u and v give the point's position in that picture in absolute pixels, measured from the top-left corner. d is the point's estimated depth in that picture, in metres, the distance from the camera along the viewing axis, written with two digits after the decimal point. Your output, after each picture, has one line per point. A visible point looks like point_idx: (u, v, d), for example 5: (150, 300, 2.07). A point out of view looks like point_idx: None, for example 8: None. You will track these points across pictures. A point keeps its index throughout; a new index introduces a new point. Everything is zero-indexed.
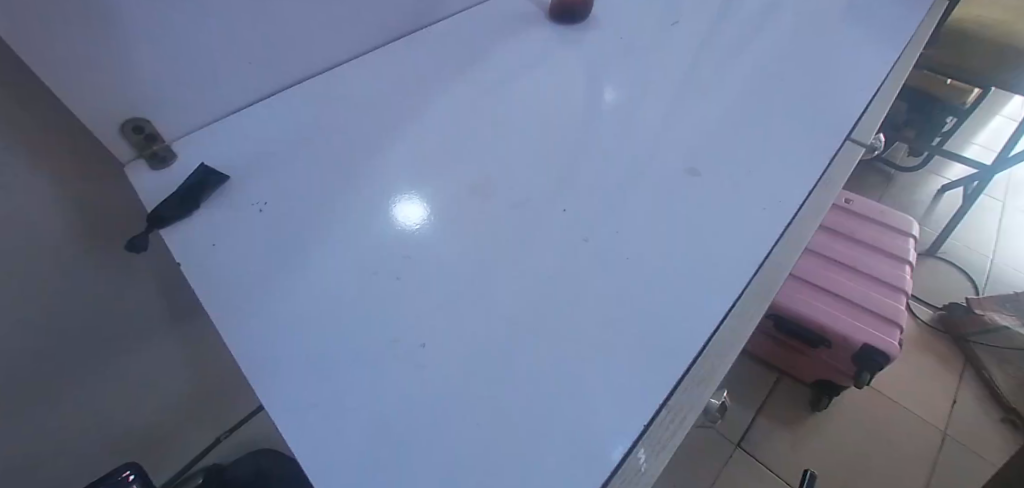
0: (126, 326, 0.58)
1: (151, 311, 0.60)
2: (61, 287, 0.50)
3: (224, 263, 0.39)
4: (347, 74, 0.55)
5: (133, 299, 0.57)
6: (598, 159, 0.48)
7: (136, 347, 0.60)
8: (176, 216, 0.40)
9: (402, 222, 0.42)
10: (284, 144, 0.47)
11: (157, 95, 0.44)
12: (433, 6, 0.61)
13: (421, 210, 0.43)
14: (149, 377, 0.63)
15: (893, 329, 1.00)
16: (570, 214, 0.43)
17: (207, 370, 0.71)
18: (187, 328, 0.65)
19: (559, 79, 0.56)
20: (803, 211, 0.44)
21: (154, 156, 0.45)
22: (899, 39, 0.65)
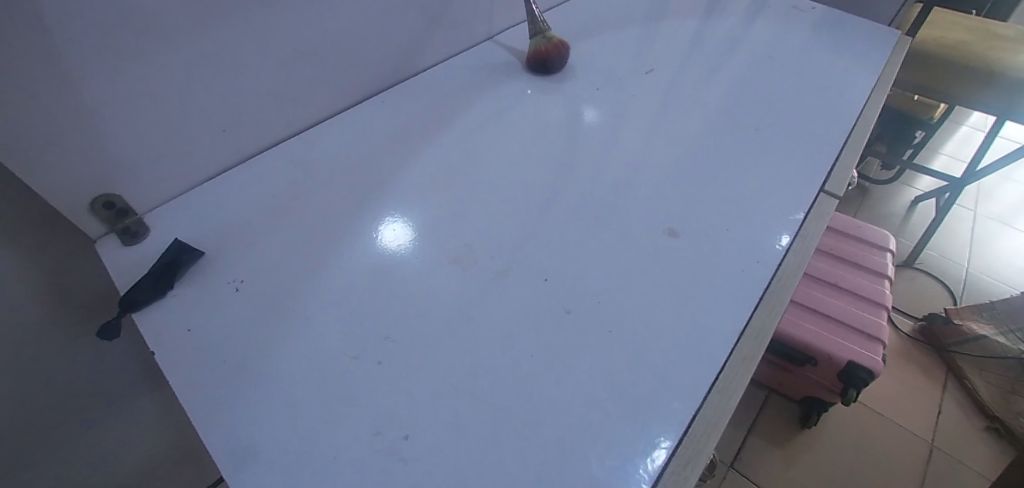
0: (91, 393, 0.52)
1: (119, 376, 0.54)
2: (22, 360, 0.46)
3: (198, 347, 0.38)
4: (324, 135, 0.55)
5: (97, 367, 0.51)
6: (578, 220, 0.48)
7: (105, 412, 0.55)
8: (149, 298, 0.39)
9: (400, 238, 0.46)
10: (261, 216, 0.47)
11: (127, 167, 0.43)
12: (410, 65, 0.62)
13: (387, 231, 0.46)
14: (119, 442, 0.58)
15: (877, 345, 1.00)
16: (553, 283, 0.43)
17: (184, 433, 0.65)
18: (159, 392, 0.59)
19: (537, 136, 0.57)
20: (784, 269, 0.45)
21: (126, 231, 0.44)
22: (863, 89, 0.68)
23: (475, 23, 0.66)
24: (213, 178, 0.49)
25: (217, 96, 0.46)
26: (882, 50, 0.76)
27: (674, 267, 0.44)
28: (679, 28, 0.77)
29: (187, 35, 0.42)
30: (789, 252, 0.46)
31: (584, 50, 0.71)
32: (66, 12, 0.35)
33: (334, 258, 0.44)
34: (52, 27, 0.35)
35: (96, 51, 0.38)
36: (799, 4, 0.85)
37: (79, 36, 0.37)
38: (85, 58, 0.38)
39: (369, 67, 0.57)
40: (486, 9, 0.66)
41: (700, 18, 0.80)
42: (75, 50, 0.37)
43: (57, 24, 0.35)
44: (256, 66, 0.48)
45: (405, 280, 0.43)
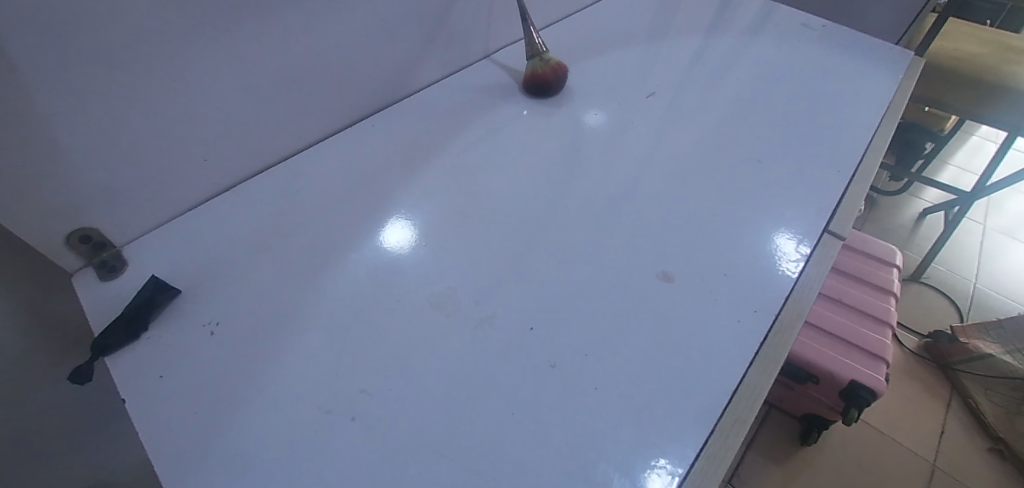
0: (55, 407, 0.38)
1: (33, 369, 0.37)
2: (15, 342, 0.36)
3: (167, 398, 0.37)
4: (312, 162, 0.53)
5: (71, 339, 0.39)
6: (569, 258, 0.46)
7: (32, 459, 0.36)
8: (124, 342, 0.38)
9: (392, 238, 0.47)
10: (243, 251, 0.45)
11: (101, 203, 0.42)
12: (401, 87, 0.60)
13: (393, 240, 0.47)
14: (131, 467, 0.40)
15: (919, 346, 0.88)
16: (539, 333, 0.41)
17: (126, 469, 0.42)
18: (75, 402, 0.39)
19: (532, 167, 0.55)
20: (781, 320, 0.43)
21: (103, 265, 0.43)
22: (872, 117, 0.65)
23: (469, 43, 0.64)
24: (193, 208, 0.48)
25: (197, 126, 0.45)
26: (893, 73, 0.73)
27: (668, 316, 0.43)
28: (682, 47, 0.75)
29: (165, 66, 0.40)
30: (788, 300, 0.44)
31: (583, 70, 0.69)
32: (30, 48, 0.34)
33: (313, 299, 0.42)
34: (19, 65, 0.33)
35: (66, 87, 0.36)
36: (809, 21, 0.82)
37: (47, 72, 0.35)
38: (55, 94, 0.36)
39: (361, 90, 0.56)
40: (482, 28, 0.65)
41: (703, 37, 0.78)
42: (44, 87, 0.35)
43: (22, 61, 0.34)
44: (239, 94, 0.46)
45: (386, 327, 0.41)
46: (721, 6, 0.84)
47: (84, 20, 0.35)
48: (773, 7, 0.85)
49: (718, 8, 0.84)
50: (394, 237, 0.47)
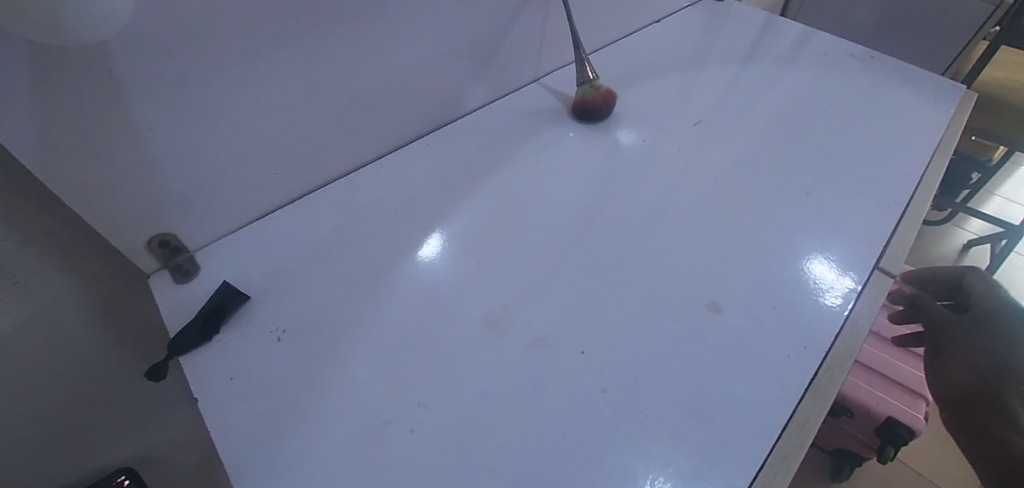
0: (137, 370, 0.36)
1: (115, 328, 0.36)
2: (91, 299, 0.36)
3: (237, 401, 0.39)
4: (369, 177, 0.56)
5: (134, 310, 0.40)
6: (617, 282, 0.47)
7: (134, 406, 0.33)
8: (197, 343, 0.41)
9: (428, 251, 0.49)
10: (305, 262, 0.48)
11: (181, 211, 0.45)
12: (455, 108, 0.62)
13: (428, 255, 0.49)
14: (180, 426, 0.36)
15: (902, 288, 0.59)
16: (588, 357, 0.42)
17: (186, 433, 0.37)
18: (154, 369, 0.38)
19: (577, 190, 0.56)
20: (832, 358, 0.43)
21: (177, 269, 0.46)
22: (924, 152, 0.64)
23: (518, 67, 0.66)
24: (261, 218, 0.51)
25: (269, 142, 0.47)
26: (946, 105, 0.72)
27: (716, 346, 0.43)
28: (725, 76, 0.76)
29: (248, 88, 0.43)
30: (838, 339, 0.44)
31: (629, 94, 0.71)
32: (136, 69, 0.36)
33: (370, 312, 0.44)
34: (124, 84, 0.36)
35: (164, 107, 0.39)
36: (856, 50, 0.82)
37: (146, 90, 0.38)
38: (151, 111, 0.39)
39: (418, 110, 0.58)
40: (531, 54, 0.66)
41: (745, 64, 0.78)
42: (143, 104, 0.38)
43: (127, 80, 0.36)
44: (309, 114, 0.49)
45: (438, 345, 0.42)
46: (763, 33, 0.85)
47: (182, 45, 0.38)
48: (819, 35, 0.84)
49: (760, 35, 0.85)
50: (427, 248, 0.49)
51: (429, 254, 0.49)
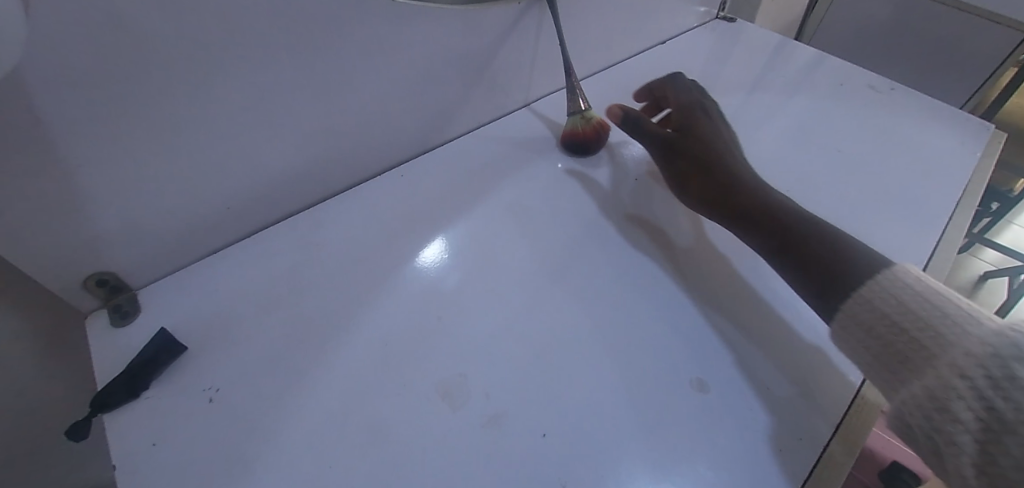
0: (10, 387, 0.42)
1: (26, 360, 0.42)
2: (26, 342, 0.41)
3: (157, 472, 0.35)
4: (335, 211, 0.52)
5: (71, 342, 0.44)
6: (593, 345, 0.43)
7: None
8: (122, 400, 0.37)
9: (428, 258, 0.48)
10: (253, 306, 0.44)
11: (120, 251, 0.41)
12: (434, 133, 0.58)
13: (431, 260, 0.48)
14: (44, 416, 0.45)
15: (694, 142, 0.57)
16: (551, 440, 0.38)
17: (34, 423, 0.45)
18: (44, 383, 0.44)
19: (558, 232, 0.51)
20: (829, 456, 0.38)
21: (117, 310, 0.43)
22: (946, 203, 0.59)
23: (506, 92, 0.62)
24: (212, 253, 0.47)
25: (221, 175, 0.43)
26: (972, 149, 0.66)
27: (696, 429, 0.38)
28: (729, 104, 0.71)
29: (194, 123, 0.39)
30: (838, 433, 0.39)
31: None
32: (57, 106, 0.33)
33: (316, 371, 0.40)
34: (44, 121, 0.33)
35: (93, 144, 0.36)
36: (876, 81, 0.76)
37: (72, 128, 0.34)
38: (80, 149, 0.35)
39: (392, 138, 0.54)
40: (521, 78, 0.62)
41: (752, 92, 0.74)
42: (70, 142, 0.34)
43: (48, 117, 0.33)
44: (266, 146, 0.45)
45: (387, 415, 0.38)
46: (774, 58, 0.80)
47: (113, 80, 0.34)
48: (837, 64, 0.79)
49: (771, 60, 0.80)
50: (430, 252, 0.49)
51: (430, 258, 0.48)
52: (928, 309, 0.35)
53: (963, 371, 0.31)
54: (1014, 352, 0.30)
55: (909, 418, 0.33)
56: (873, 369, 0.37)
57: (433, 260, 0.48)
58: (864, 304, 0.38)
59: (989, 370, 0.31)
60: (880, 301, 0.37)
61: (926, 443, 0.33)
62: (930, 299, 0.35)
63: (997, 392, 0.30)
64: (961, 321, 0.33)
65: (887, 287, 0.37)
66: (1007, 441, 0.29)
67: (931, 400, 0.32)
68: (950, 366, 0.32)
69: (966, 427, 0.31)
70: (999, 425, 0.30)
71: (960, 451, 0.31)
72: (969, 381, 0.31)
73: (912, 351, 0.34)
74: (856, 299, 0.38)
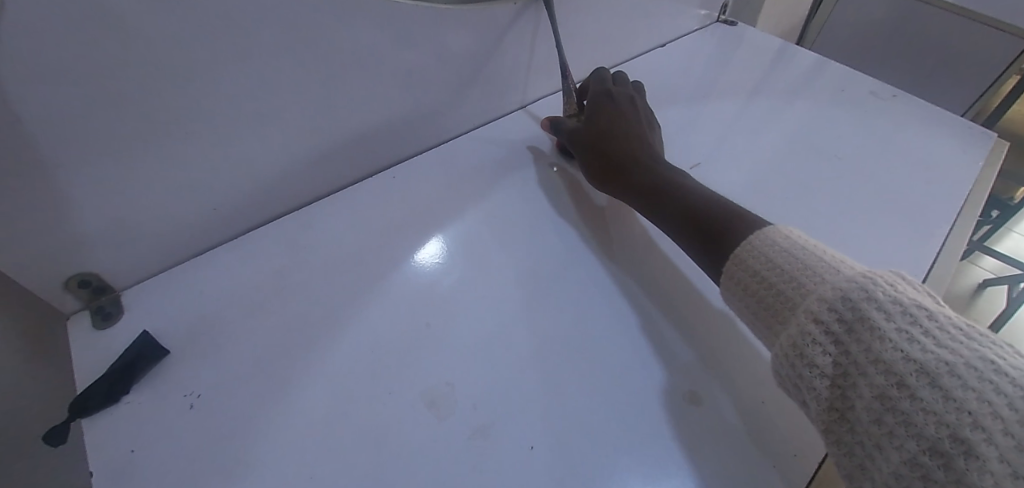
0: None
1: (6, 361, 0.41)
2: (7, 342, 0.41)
3: (135, 479, 0.34)
4: (325, 212, 0.51)
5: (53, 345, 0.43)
6: (584, 354, 0.42)
7: None
8: (101, 405, 0.36)
9: (425, 257, 0.48)
10: (239, 309, 0.43)
11: (103, 252, 0.41)
12: (428, 134, 0.57)
13: (427, 261, 0.47)
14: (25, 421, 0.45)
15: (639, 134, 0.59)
16: (539, 453, 0.37)
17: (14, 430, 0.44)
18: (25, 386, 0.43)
19: (551, 237, 0.51)
20: (822, 474, 0.37)
21: (99, 312, 0.42)
22: (947, 212, 0.58)
23: (501, 94, 0.61)
24: (199, 254, 0.46)
25: (207, 176, 0.43)
26: (974, 157, 0.65)
27: (688, 442, 0.38)
28: (727, 109, 0.70)
29: (177, 123, 0.38)
30: None
31: None
32: (35, 103, 0.32)
33: (300, 377, 0.39)
34: (21, 119, 0.32)
35: (73, 143, 0.35)
36: (877, 88, 0.75)
37: (49, 126, 0.33)
38: (59, 148, 0.34)
39: (385, 138, 0.53)
40: (517, 80, 0.62)
41: (751, 96, 0.73)
42: (48, 140, 0.34)
43: (25, 114, 0.32)
44: (253, 146, 0.44)
45: (371, 423, 0.37)
46: (774, 63, 0.79)
47: (94, 78, 0.33)
48: (838, 70, 0.78)
49: (771, 64, 0.79)
50: (427, 251, 0.48)
51: (427, 258, 0.48)
52: (791, 262, 0.36)
53: (818, 316, 0.32)
54: (864, 296, 0.31)
55: (774, 367, 0.35)
56: (749, 325, 0.38)
57: (429, 261, 0.47)
58: (739, 263, 0.39)
59: (842, 314, 0.32)
60: (752, 258, 0.38)
61: (790, 390, 0.34)
62: (794, 253, 0.36)
63: (849, 335, 0.31)
64: (822, 271, 0.34)
65: (757, 244, 0.38)
66: (858, 381, 0.30)
67: (791, 348, 0.33)
68: (806, 313, 0.33)
69: (822, 370, 0.32)
70: (852, 368, 0.31)
71: (818, 395, 0.32)
72: (822, 325, 0.32)
73: (778, 302, 0.35)
74: (733, 261, 0.39)
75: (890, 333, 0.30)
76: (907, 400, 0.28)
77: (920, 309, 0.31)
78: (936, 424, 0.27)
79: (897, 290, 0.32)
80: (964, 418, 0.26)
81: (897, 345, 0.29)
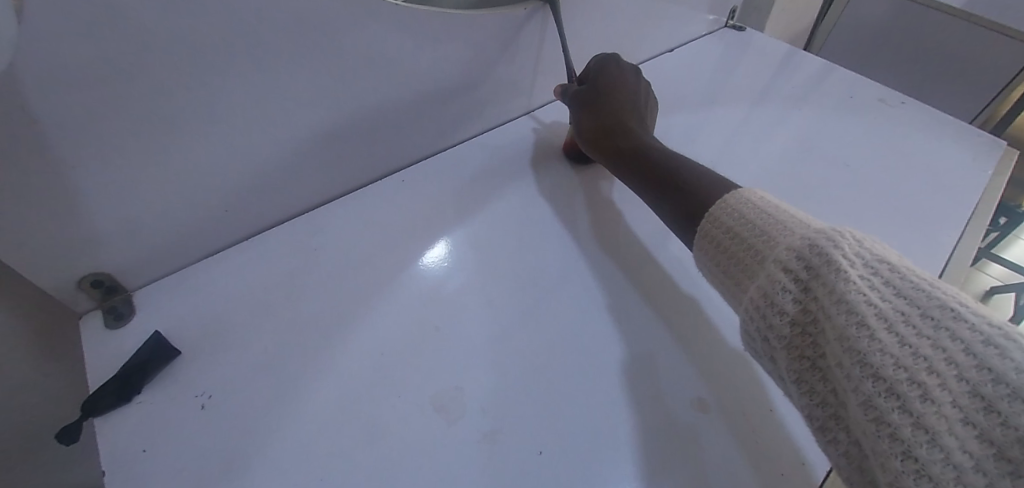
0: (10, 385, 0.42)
1: (25, 358, 0.42)
2: (23, 339, 0.41)
3: (146, 478, 0.35)
4: (334, 215, 0.51)
5: (70, 342, 0.44)
6: (592, 358, 0.42)
7: None
8: (114, 404, 0.37)
9: (432, 259, 0.48)
10: (249, 310, 0.43)
11: (117, 252, 0.41)
12: (436, 137, 0.57)
13: (434, 263, 0.48)
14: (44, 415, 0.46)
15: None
16: (547, 458, 0.37)
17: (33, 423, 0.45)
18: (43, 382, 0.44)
19: (559, 241, 0.51)
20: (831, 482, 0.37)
21: (112, 311, 0.42)
22: (956, 220, 0.58)
23: (510, 98, 0.62)
24: (210, 255, 0.47)
25: (219, 177, 0.43)
26: (983, 165, 0.65)
27: (695, 447, 0.38)
28: (735, 114, 0.70)
29: (192, 125, 0.39)
30: None
31: None
32: (54, 105, 0.32)
33: (310, 379, 0.40)
34: (40, 121, 0.32)
35: (90, 144, 0.35)
36: (886, 94, 0.75)
37: (67, 127, 0.34)
38: (76, 150, 0.35)
39: (394, 141, 0.54)
40: (525, 84, 0.62)
41: (759, 101, 0.73)
42: (66, 141, 0.34)
43: (44, 116, 0.32)
44: (265, 149, 0.44)
45: (380, 425, 0.38)
46: (782, 68, 0.79)
47: (112, 81, 0.34)
48: (847, 76, 0.78)
49: (779, 69, 0.79)
50: (433, 254, 0.48)
51: (433, 260, 0.48)
52: (764, 219, 0.35)
53: (785, 264, 0.31)
54: (829, 242, 0.30)
55: (742, 319, 0.33)
56: (720, 283, 0.37)
57: (436, 263, 0.48)
58: (716, 223, 0.38)
59: (807, 261, 0.30)
60: (727, 217, 0.37)
61: (758, 342, 0.33)
62: (766, 211, 0.36)
63: (813, 281, 0.30)
64: (792, 225, 0.33)
65: (734, 205, 0.37)
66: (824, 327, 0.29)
67: (759, 297, 0.32)
68: (774, 263, 0.32)
69: (790, 318, 0.30)
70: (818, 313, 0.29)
71: (786, 344, 0.31)
72: (788, 272, 0.31)
73: (748, 257, 0.34)
74: (709, 221, 0.39)
75: (853, 276, 0.28)
76: (867, 339, 0.27)
77: (884, 261, 0.29)
78: (894, 366, 0.26)
79: (862, 243, 0.31)
80: (920, 361, 0.25)
81: (860, 288, 0.28)
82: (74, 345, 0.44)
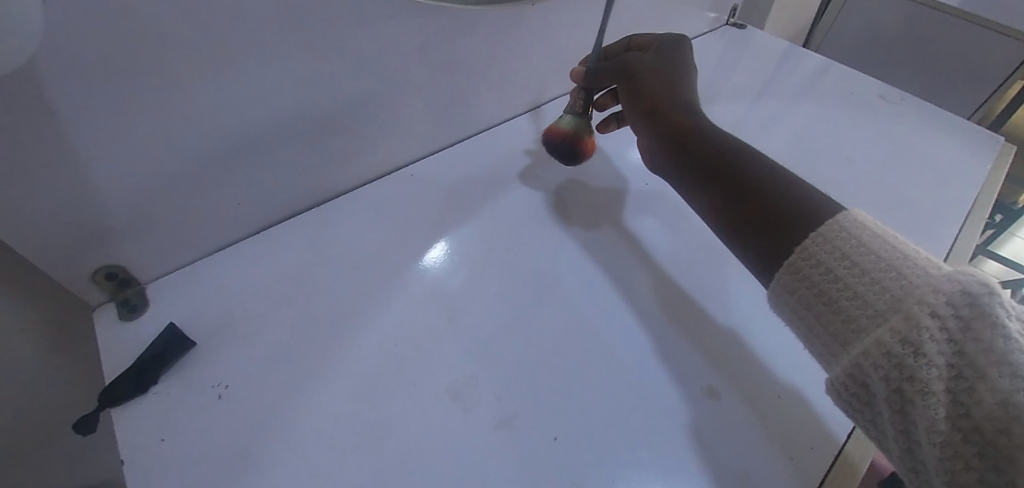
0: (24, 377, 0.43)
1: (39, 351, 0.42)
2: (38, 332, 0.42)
3: (165, 467, 0.35)
4: (344, 209, 0.52)
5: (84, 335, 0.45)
6: (602, 348, 0.43)
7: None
8: (130, 395, 0.37)
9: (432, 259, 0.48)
10: (262, 303, 0.43)
11: (131, 244, 0.41)
12: (443, 133, 0.58)
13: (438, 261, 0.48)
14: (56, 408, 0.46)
15: (616, 122, 0.57)
16: (562, 443, 0.37)
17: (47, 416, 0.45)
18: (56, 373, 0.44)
19: (567, 233, 0.51)
20: (841, 463, 0.38)
21: (125, 304, 0.42)
22: (956, 214, 0.59)
23: (516, 94, 0.62)
24: (222, 249, 0.47)
25: (231, 170, 0.43)
26: (981, 160, 0.66)
27: (706, 433, 0.38)
28: (737, 111, 0.71)
29: (207, 118, 0.39)
30: (853, 435, 0.39)
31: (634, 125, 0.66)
32: (73, 96, 0.33)
33: (324, 369, 0.40)
34: (59, 111, 0.33)
35: (109, 136, 0.35)
36: (885, 91, 0.76)
37: (86, 118, 0.34)
38: (94, 141, 0.35)
39: (403, 137, 0.54)
40: (531, 81, 0.63)
41: (760, 98, 0.74)
42: (84, 132, 0.34)
43: (64, 107, 0.33)
44: (278, 142, 0.45)
45: (396, 414, 0.38)
46: (782, 65, 0.80)
47: (131, 73, 0.34)
48: (846, 73, 0.79)
49: (780, 67, 0.80)
50: (432, 255, 0.48)
51: (433, 261, 0.48)
52: (885, 246, 0.30)
53: (932, 307, 0.27)
54: (985, 292, 0.26)
55: (863, 367, 0.28)
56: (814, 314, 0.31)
57: (434, 263, 0.47)
58: (822, 240, 0.31)
59: (960, 308, 0.26)
60: (839, 238, 0.31)
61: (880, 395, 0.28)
62: (887, 238, 0.30)
63: (966, 334, 0.26)
64: (921, 260, 0.29)
65: (843, 223, 0.31)
66: (981, 390, 0.25)
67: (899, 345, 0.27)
68: (918, 304, 0.27)
69: (938, 372, 0.26)
70: (971, 372, 0.25)
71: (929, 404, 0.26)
72: (939, 321, 0.26)
73: (865, 290, 0.29)
74: (812, 236, 0.32)
75: (1013, 335, 0.25)
76: None
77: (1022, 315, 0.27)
78: None
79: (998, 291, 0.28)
80: None
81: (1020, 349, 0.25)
82: (87, 337, 0.45)
